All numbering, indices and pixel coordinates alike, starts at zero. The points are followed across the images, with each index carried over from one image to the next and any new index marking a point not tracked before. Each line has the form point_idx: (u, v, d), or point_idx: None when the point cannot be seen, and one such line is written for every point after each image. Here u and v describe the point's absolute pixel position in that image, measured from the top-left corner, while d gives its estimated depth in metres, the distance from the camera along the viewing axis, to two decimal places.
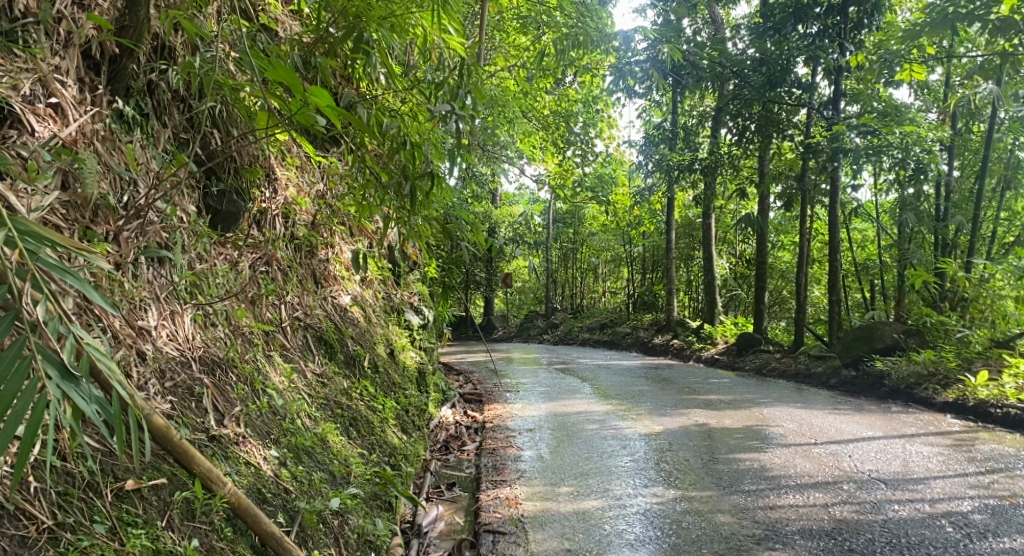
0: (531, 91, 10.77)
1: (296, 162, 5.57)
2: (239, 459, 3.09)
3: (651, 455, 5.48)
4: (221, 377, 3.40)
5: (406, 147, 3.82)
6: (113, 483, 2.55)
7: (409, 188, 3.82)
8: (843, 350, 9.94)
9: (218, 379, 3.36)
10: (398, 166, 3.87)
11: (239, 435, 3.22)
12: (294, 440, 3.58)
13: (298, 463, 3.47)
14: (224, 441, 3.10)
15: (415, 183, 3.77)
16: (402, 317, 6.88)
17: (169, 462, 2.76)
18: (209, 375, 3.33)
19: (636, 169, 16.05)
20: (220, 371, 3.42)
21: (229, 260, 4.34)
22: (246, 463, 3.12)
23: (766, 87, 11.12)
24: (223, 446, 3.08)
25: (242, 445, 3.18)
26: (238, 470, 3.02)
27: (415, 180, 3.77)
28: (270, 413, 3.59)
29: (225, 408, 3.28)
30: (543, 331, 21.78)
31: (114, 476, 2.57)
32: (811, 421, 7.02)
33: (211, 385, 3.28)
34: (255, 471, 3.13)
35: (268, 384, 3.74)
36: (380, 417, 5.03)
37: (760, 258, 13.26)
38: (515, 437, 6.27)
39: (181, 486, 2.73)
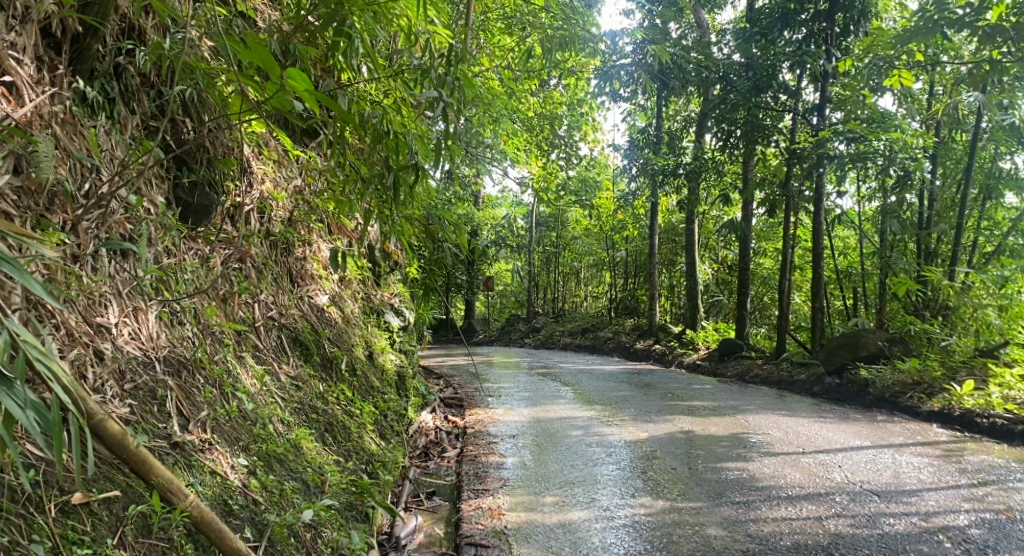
0: (516, 93, 10.58)
1: (273, 156, 5.38)
2: (205, 468, 2.90)
3: (638, 463, 5.33)
4: (188, 378, 3.20)
5: (389, 136, 3.63)
6: (57, 497, 2.34)
7: (391, 180, 3.62)
8: (826, 358, 9.85)
9: (184, 381, 3.16)
10: (381, 158, 3.64)
11: (205, 441, 3.02)
12: (266, 446, 3.38)
13: (269, 472, 3.27)
14: (189, 449, 2.90)
15: (397, 175, 3.58)
16: (382, 318, 6.68)
17: (124, 472, 2.56)
18: (175, 377, 3.12)
19: (620, 173, 15.92)
20: (186, 373, 3.20)
21: (200, 256, 4.13)
22: (212, 471, 2.92)
23: (752, 93, 11.02)
24: (186, 453, 2.88)
25: (209, 453, 2.98)
26: (202, 480, 2.83)
27: (398, 170, 3.59)
28: (241, 418, 3.37)
29: (191, 412, 3.07)
30: (523, 334, 21.63)
31: (60, 489, 2.36)
32: (797, 429, 6.91)
33: (176, 387, 3.07)
34: (222, 482, 2.93)
35: (238, 386, 3.54)
36: (357, 422, 4.83)
37: (743, 264, 13.18)
38: (497, 443, 6.09)
39: (136, 499, 2.52)
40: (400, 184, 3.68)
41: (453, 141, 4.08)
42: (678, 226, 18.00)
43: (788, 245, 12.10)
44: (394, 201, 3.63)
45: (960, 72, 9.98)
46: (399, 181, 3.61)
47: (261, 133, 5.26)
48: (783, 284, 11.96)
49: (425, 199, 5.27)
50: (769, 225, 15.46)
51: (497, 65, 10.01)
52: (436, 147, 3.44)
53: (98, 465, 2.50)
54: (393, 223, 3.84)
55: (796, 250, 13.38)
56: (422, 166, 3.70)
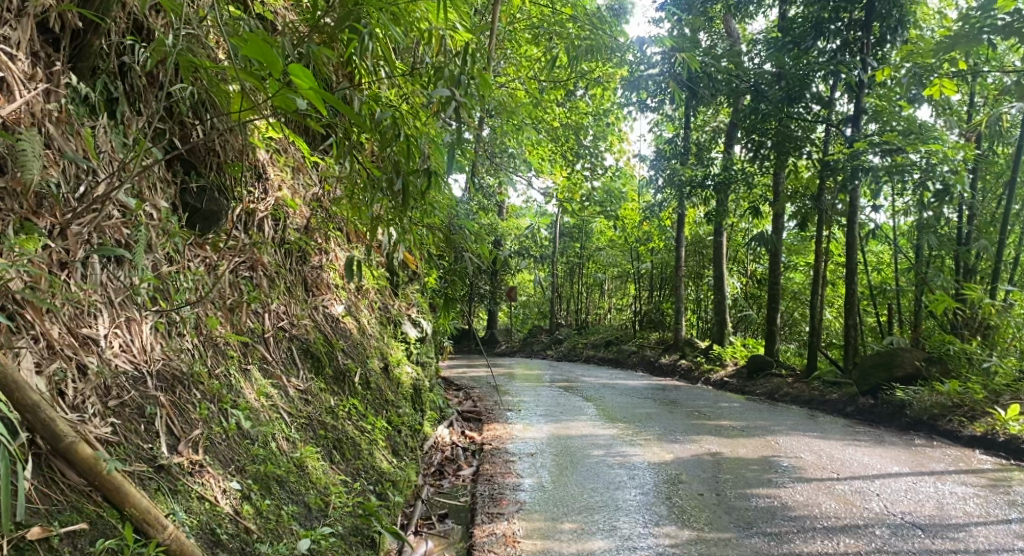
0: (541, 101, 10.38)
1: (290, 163, 5.23)
2: (191, 494, 2.72)
3: (662, 487, 5.07)
4: (183, 394, 3.02)
5: (399, 140, 3.45)
6: (13, 532, 2.20)
7: (401, 185, 3.42)
8: (860, 377, 9.50)
9: (178, 397, 2.98)
10: (390, 162, 3.45)
11: (195, 463, 2.84)
12: (264, 467, 3.18)
13: (266, 496, 3.08)
14: (175, 472, 2.73)
15: (406, 179, 3.39)
16: (399, 329, 6.47)
17: (95, 502, 2.40)
18: (168, 393, 2.95)
19: (646, 184, 15.66)
20: (181, 388, 3.03)
21: (207, 263, 3.96)
22: (200, 498, 2.74)
23: (784, 103, 10.73)
24: (172, 477, 2.70)
25: (197, 477, 2.80)
26: (187, 508, 2.65)
27: (407, 174, 3.39)
28: (239, 437, 3.18)
29: (182, 431, 2.90)
30: (546, 346, 21.35)
31: (17, 523, 2.23)
32: (831, 453, 6.59)
33: (168, 404, 2.90)
34: (210, 508, 2.75)
35: (240, 402, 3.35)
36: (369, 439, 4.63)
37: (773, 279, 12.83)
38: (515, 462, 5.85)
39: (106, 532, 2.36)
40: (411, 188, 3.50)
41: (472, 146, 3.89)
42: (706, 238, 17.66)
43: (820, 259, 11.74)
44: (404, 207, 3.44)
45: (1004, 82, 9.62)
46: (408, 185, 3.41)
47: (278, 139, 5.12)
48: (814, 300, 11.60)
49: (445, 209, 5.09)
50: (800, 238, 15.09)
51: (523, 73, 9.82)
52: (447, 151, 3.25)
53: (66, 497, 2.36)
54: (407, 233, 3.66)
55: (828, 265, 13.00)
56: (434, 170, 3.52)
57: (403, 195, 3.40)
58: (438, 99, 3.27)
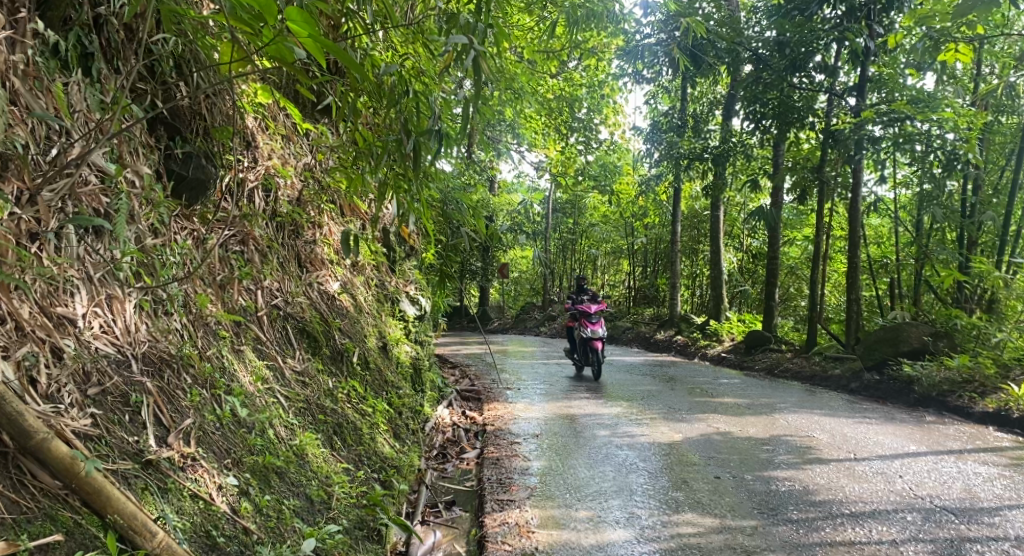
0: (538, 71, 10.03)
1: (280, 132, 4.95)
2: (182, 492, 2.46)
3: (676, 469, 4.87)
4: (173, 380, 2.75)
5: (412, 102, 3.21)
6: None
7: (410, 146, 3.11)
8: (865, 351, 9.34)
9: (166, 384, 2.71)
10: (398, 119, 3.13)
11: (186, 456, 2.58)
12: (262, 458, 2.91)
13: (265, 490, 2.82)
14: (165, 468, 2.47)
15: (420, 143, 3.12)
16: (396, 307, 6.21)
17: (69, 508, 2.15)
18: (155, 378, 2.68)
19: (641, 157, 15.37)
20: (170, 372, 2.76)
21: (195, 236, 3.70)
22: (193, 496, 2.49)
23: (788, 72, 10.42)
24: (161, 473, 2.45)
25: (191, 472, 2.55)
26: (178, 509, 2.40)
27: (419, 137, 3.12)
28: (234, 424, 2.92)
29: (172, 421, 2.64)
30: (538, 323, 21.15)
31: None
32: (843, 432, 6.40)
33: (156, 391, 2.64)
34: (205, 508, 2.50)
35: (234, 388, 3.11)
36: (370, 422, 4.38)
37: (772, 253, 12.59)
38: (519, 443, 5.62)
39: (86, 544, 2.11)
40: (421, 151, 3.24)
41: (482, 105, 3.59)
42: (702, 213, 17.43)
43: (820, 232, 11.47)
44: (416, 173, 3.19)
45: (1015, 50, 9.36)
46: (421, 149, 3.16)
47: (266, 105, 4.84)
48: (814, 275, 11.37)
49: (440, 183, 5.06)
50: (798, 213, 14.87)
51: (519, 42, 9.48)
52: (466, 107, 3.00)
53: (37, 504, 2.11)
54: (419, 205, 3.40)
55: (828, 240, 12.79)
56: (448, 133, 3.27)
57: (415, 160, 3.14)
58: (454, 49, 3.01)
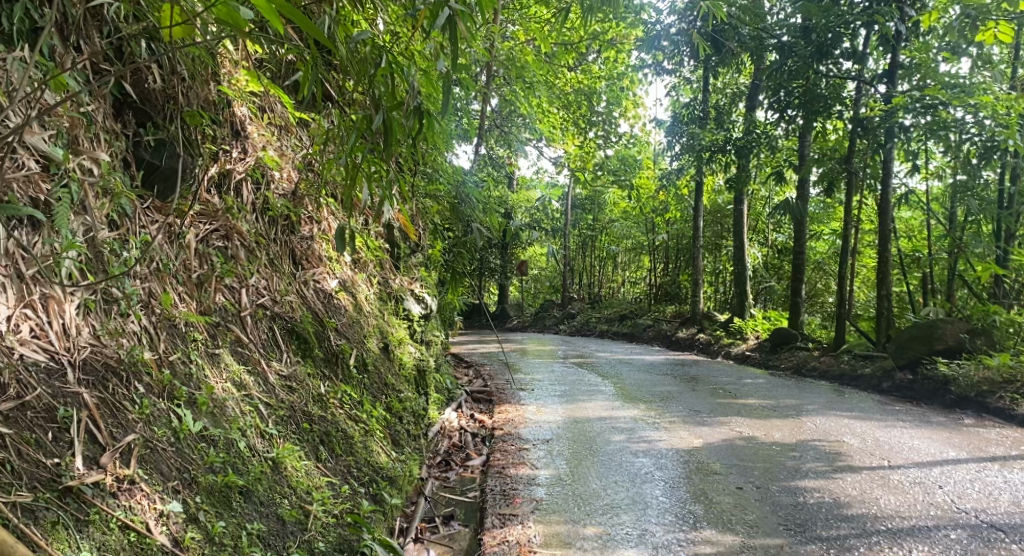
0: (555, 63, 9.69)
1: (274, 123, 4.66)
2: (108, 523, 2.33)
3: (695, 478, 4.53)
4: (117, 389, 2.60)
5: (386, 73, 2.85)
6: None
7: (379, 121, 2.68)
8: (897, 350, 8.88)
9: (109, 394, 2.58)
10: (368, 93, 2.70)
11: (122, 480, 2.44)
12: (223, 477, 2.74)
13: (219, 517, 2.64)
14: (88, 496, 2.33)
15: (391, 117, 2.75)
16: (401, 306, 5.87)
17: None
18: (95, 389, 2.54)
19: (662, 151, 14.97)
20: (115, 381, 2.61)
21: (167, 232, 3.38)
22: (121, 527, 2.35)
23: (814, 58, 9.96)
24: (82, 502, 2.31)
25: (125, 498, 2.42)
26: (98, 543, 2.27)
27: (390, 110, 2.74)
28: (192, 442, 2.74)
29: (111, 437, 2.51)
30: (558, 321, 20.78)
31: None
32: (875, 436, 5.99)
33: (94, 404, 2.50)
34: (136, 541, 2.36)
35: (197, 399, 2.86)
36: (363, 430, 4.07)
37: (797, 248, 12.13)
38: (529, 450, 5.28)
39: None
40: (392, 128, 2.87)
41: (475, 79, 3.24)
42: (726, 207, 17.00)
43: (848, 224, 10.99)
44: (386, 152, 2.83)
45: None
46: (392, 124, 2.78)
47: (260, 95, 4.55)
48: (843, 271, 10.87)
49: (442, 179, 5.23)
50: (825, 206, 14.38)
51: (534, 33, 9.18)
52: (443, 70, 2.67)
53: None
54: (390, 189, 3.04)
55: (857, 233, 12.32)
56: (426, 107, 2.91)
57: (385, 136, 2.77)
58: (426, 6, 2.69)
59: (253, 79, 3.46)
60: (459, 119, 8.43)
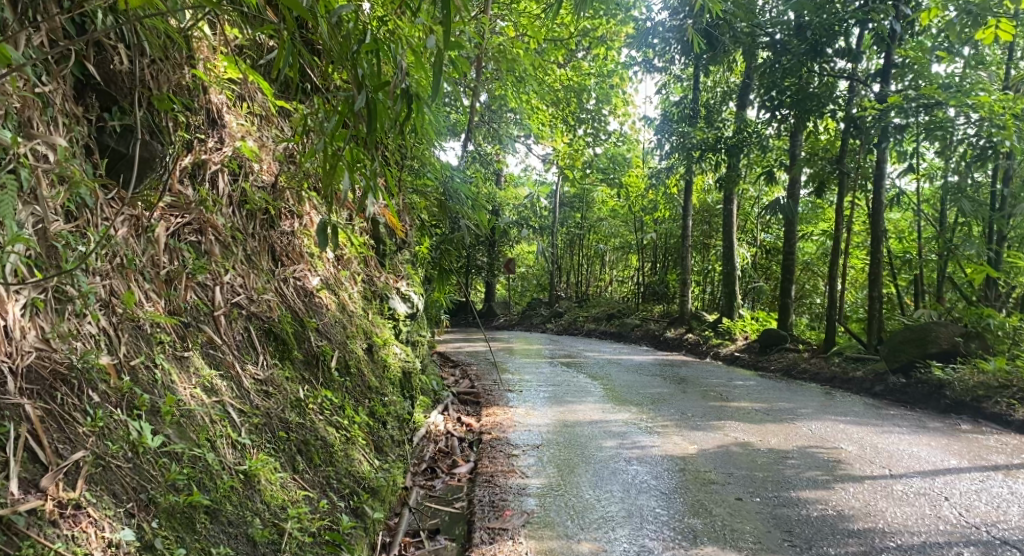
0: (544, 59, 9.44)
1: (254, 113, 4.40)
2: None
3: (691, 488, 4.34)
4: (67, 399, 2.39)
5: (372, 51, 2.63)
6: None
7: (361, 102, 2.45)
8: (889, 352, 8.72)
9: (57, 404, 2.36)
10: (350, 71, 2.47)
11: (65, 505, 2.23)
12: (186, 497, 2.53)
13: (179, 543, 2.43)
14: (22, 525, 2.12)
15: (375, 98, 2.53)
16: (387, 305, 5.63)
17: None
18: (40, 400, 2.33)
19: (651, 149, 14.80)
20: (64, 390, 2.40)
21: (132, 225, 3.14)
22: None
23: (808, 55, 9.75)
24: (13, 534, 2.09)
25: (67, 527, 2.20)
26: None
27: (374, 91, 2.52)
28: (150, 459, 2.51)
29: (57, 454, 2.30)
30: (545, 320, 20.58)
31: None
32: (873, 443, 5.81)
33: (38, 416, 2.29)
34: None
35: (157, 409, 2.65)
36: (345, 437, 3.84)
37: (788, 248, 11.97)
38: (518, 457, 5.07)
39: None
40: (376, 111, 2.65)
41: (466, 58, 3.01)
42: (715, 207, 16.85)
43: (839, 226, 10.85)
44: (370, 137, 2.60)
45: None
46: (376, 106, 2.56)
47: (239, 83, 4.29)
48: (833, 273, 10.72)
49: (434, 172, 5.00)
50: (815, 206, 14.24)
51: (524, 28, 8.96)
52: (433, 47, 2.45)
53: None
54: (373, 179, 2.81)
55: (849, 234, 12.16)
56: (414, 90, 2.69)
57: (368, 119, 2.54)
58: None
59: (229, 62, 3.22)
60: (446, 115, 8.19)
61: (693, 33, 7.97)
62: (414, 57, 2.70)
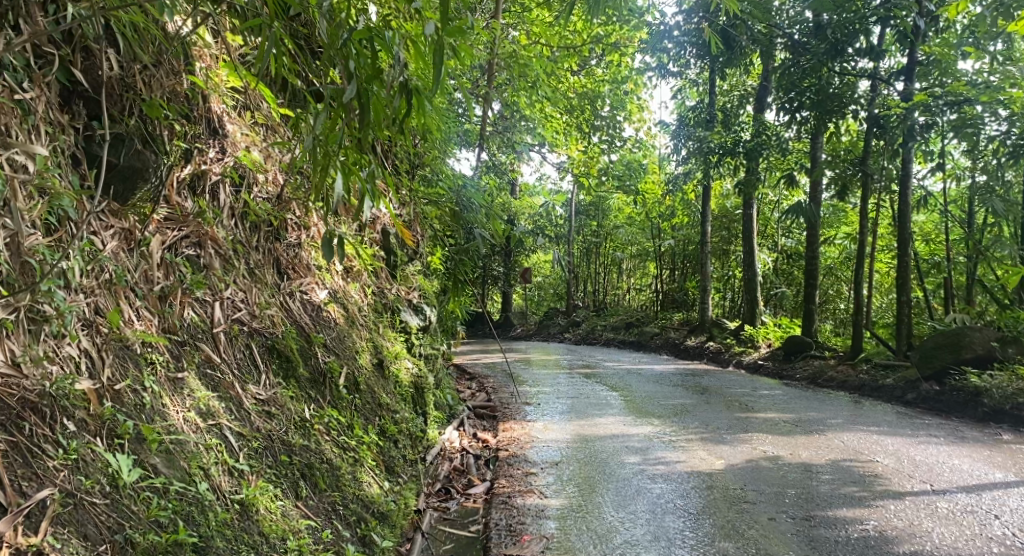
0: (557, 65, 9.21)
1: (259, 122, 4.22)
2: None
3: (719, 508, 4.10)
4: (36, 430, 2.23)
5: (366, 39, 2.43)
6: None
7: (349, 94, 2.23)
8: (922, 359, 8.39)
9: (26, 436, 2.21)
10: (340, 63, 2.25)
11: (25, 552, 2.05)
12: (170, 536, 2.34)
13: None
14: None
15: (368, 90, 2.32)
16: (398, 318, 5.42)
17: None
18: (4, 432, 2.17)
19: (668, 155, 14.55)
20: (31, 421, 2.23)
21: (121, 238, 2.96)
22: None
23: (830, 55, 9.45)
24: None
25: None
26: None
27: (366, 81, 2.31)
28: (129, 497, 2.33)
29: (20, 493, 2.13)
30: (562, 330, 20.30)
31: None
32: (909, 455, 5.53)
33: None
34: None
35: (140, 438, 2.47)
36: (353, 459, 3.63)
37: (811, 253, 11.64)
38: (537, 475, 4.84)
39: None
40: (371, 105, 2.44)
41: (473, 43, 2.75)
42: (734, 212, 16.54)
43: (863, 229, 10.51)
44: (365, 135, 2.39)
45: None
46: (369, 100, 2.34)
47: (243, 91, 4.11)
48: (858, 278, 10.40)
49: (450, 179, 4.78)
50: (837, 209, 13.91)
51: (535, 33, 8.75)
52: (433, 32, 2.24)
53: None
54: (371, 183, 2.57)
55: (876, 238, 11.81)
56: (413, 84, 2.48)
57: (361, 114, 2.33)
58: None
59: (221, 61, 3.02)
60: (458, 123, 7.99)
61: (712, 35, 7.69)
62: (414, 46, 2.49)
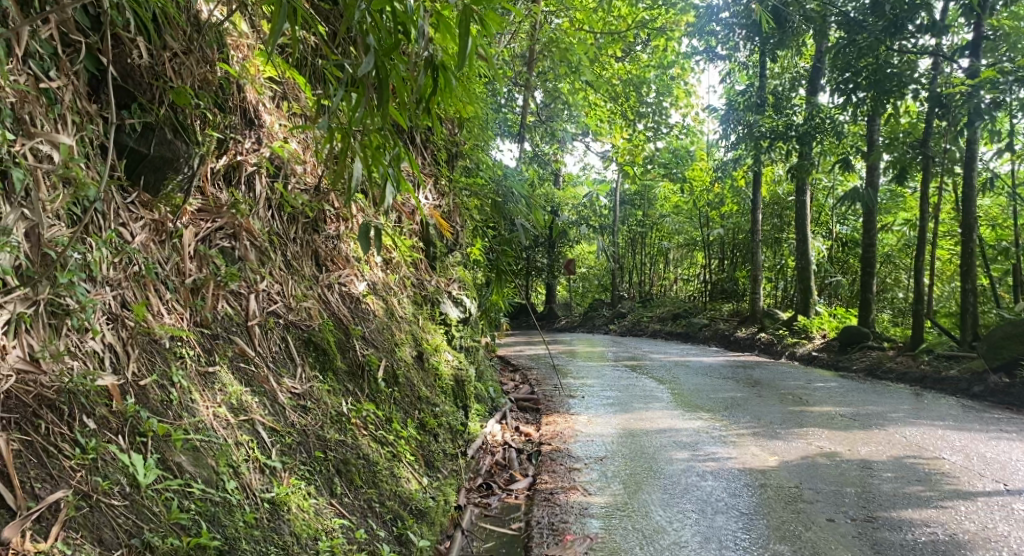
0: (599, 50, 8.97)
1: (298, 112, 4.14)
2: None
3: (772, 507, 3.91)
4: (52, 429, 2.18)
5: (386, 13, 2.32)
6: None
7: (367, 68, 2.11)
8: (989, 350, 7.99)
9: (41, 435, 2.15)
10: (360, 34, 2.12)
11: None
12: (192, 539, 2.27)
13: None
14: None
15: (387, 65, 2.19)
16: (438, 310, 5.31)
17: None
18: (19, 431, 2.11)
19: (716, 141, 14.18)
20: (47, 418, 2.18)
21: (151, 229, 2.89)
22: None
23: (888, 32, 9.02)
24: None
25: None
26: None
27: (385, 55, 2.18)
28: (150, 499, 2.26)
29: (32, 496, 2.06)
30: (608, 322, 20.02)
31: None
32: (979, 451, 5.23)
33: (13, 451, 2.08)
34: None
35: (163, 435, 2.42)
36: (391, 454, 3.53)
37: (868, 239, 11.22)
38: (581, 471, 4.69)
39: None
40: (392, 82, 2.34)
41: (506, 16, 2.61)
42: (786, 199, 16.07)
43: (924, 214, 10.07)
44: (386, 114, 2.27)
45: None
46: (389, 75, 2.22)
47: (280, 81, 4.03)
48: (918, 265, 9.99)
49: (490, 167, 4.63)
50: (895, 194, 13.40)
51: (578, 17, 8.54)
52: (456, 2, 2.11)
53: None
54: (395, 166, 2.46)
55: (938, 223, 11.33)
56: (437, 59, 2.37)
57: (381, 91, 2.21)
58: None
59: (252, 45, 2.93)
60: (500, 111, 7.84)
61: (761, 16, 7.41)
62: (439, 19, 2.37)
